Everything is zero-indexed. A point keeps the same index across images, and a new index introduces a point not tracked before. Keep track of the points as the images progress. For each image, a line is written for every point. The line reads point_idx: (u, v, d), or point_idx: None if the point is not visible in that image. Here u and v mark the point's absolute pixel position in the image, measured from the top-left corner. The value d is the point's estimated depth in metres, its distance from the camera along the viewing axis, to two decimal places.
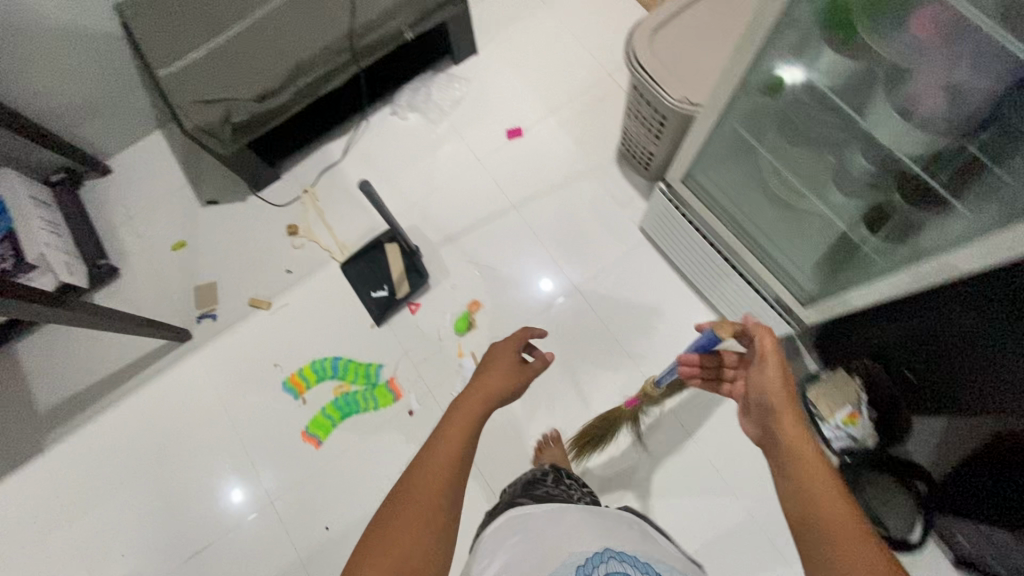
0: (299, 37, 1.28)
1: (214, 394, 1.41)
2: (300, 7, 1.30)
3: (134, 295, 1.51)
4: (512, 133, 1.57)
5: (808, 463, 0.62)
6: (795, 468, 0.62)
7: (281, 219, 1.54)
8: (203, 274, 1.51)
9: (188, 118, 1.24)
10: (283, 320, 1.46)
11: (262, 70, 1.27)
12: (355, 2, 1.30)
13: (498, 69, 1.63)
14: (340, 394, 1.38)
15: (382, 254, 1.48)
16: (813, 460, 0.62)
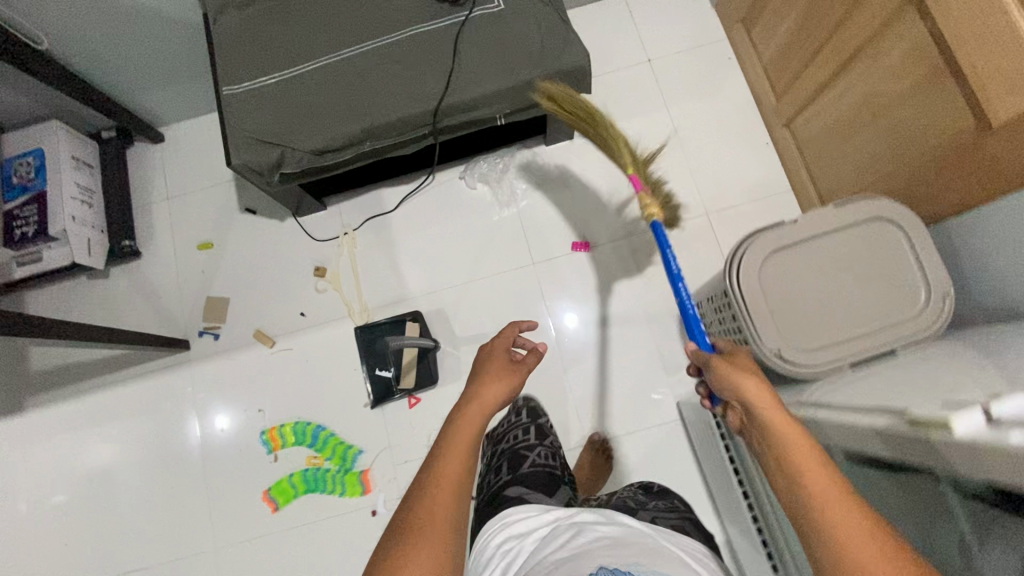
0: (379, 99, 1.14)
1: (193, 416, 1.37)
2: (393, 64, 1.16)
3: (149, 284, 1.46)
4: (578, 245, 1.41)
5: (808, 470, 0.58)
6: (797, 472, 0.58)
7: (313, 255, 1.44)
8: (219, 286, 1.44)
9: (238, 153, 1.14)
10: (281, 364, 1.38)
11: (329, 122, 1.14)
12: (452, 78, 1.14)
13: (589, 165, 1.45)
14: (311, 466, 1.31)
15: (400, 332, 1.37)
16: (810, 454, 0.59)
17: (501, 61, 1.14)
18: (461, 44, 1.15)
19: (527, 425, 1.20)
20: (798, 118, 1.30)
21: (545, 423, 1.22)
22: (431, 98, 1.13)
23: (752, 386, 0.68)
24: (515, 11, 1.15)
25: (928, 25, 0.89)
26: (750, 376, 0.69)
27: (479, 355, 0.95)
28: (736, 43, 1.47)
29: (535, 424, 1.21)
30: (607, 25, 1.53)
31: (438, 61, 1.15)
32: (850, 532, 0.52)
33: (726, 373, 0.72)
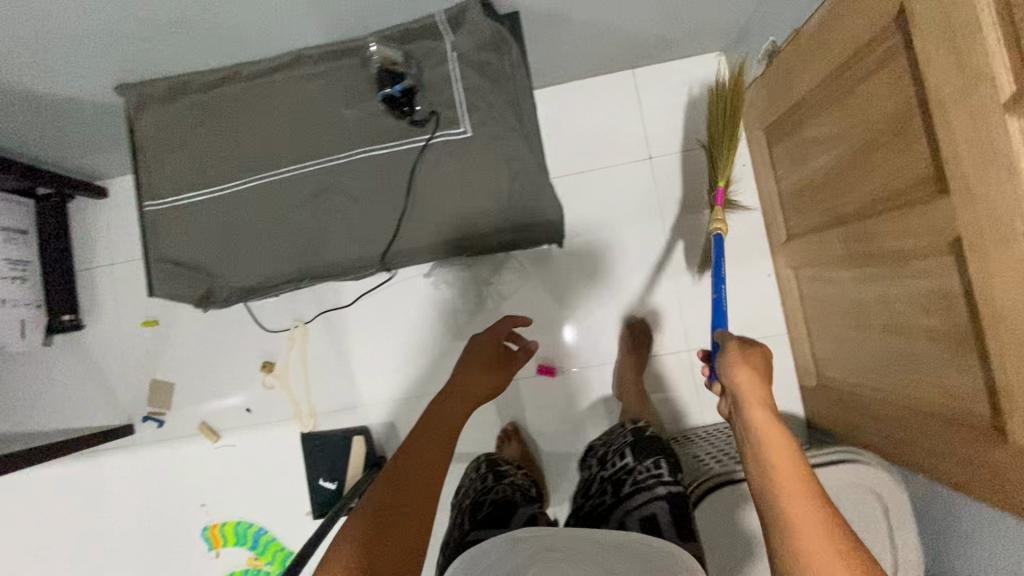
0: (320, 236, 1.00)
1: (133, 503, 1.34)
2: (339, 192, 1.00)
3: (91, 357, 1.38)
4: (544, 368, 1.32)
5: (784, 465, 0.59)
6: (772, 473, 0.59)
7: (262, 346, 1.35)
8: (164, 368, 1.37)
9: (160, 283, 1.01)
10: (225, 459, 1.34)
11: (262, 256, 1.00)
12: (403, 221, 0.98)
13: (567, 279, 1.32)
14: (252, 567, 1.31)
15: (347, 443, 1.30)
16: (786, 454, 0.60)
17: (463, 204, 0.98)
18: (418, 175, 0.99)
19: (486, 472, 1.13)
20: (805, 269, 1.14)
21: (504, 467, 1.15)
22: (380, 240, 0.99)
23: (748, 383, 0.65)
24: (484, 141, 0.97)
25: (961, 281, 0.72)
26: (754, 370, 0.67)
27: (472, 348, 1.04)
28: (755, 150, 1.27)
29: (493, 469, 1.14)
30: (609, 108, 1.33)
31: (389, 195, 0.99)
32: (811, 538, 0.55)
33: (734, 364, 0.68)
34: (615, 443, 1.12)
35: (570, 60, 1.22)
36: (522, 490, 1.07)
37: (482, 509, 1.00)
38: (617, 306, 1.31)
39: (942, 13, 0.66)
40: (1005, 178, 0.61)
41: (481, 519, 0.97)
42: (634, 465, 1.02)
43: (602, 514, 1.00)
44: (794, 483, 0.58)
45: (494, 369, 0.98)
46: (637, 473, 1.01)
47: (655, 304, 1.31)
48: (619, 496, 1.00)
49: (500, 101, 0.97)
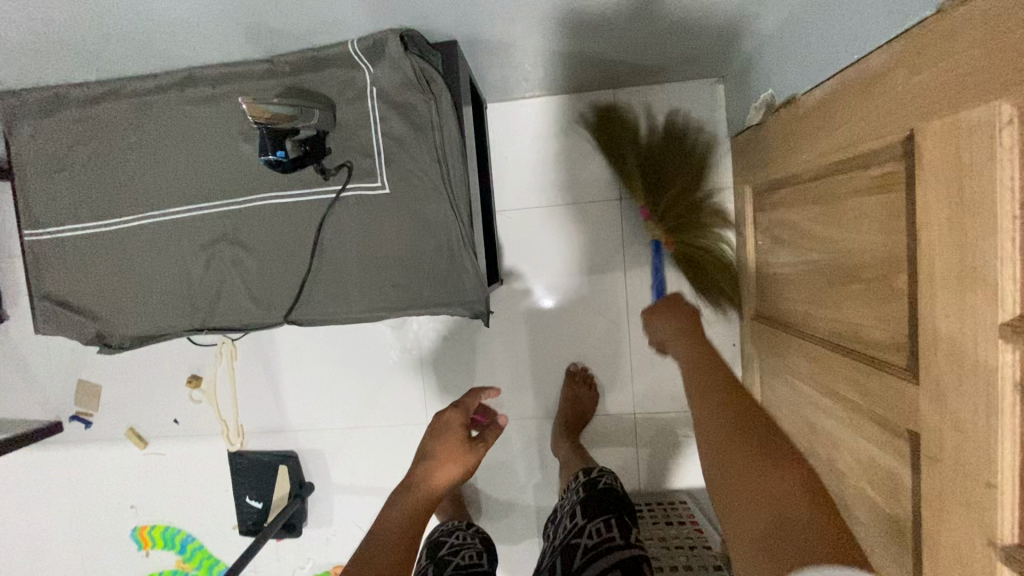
0: (218, 289, 0.88)
1: (69, 495, 1.35)
2: (237, 244, 0.87)
3: (18, 350, 1.33)
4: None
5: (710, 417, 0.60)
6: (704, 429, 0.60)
7: (190, 359, 1.28)
8: (92, 369, 1.32)
9: (44, 323, 0.92)
10: (154, 465, 1.32)
11: (156, 304, 0.90)
12: (308, 285, 0.86)
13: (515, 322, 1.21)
14: (179, 570, 1.33)
15: (273, 466, 1.27)
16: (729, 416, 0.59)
17: (375, 273, 0.85)
18: (325, 234, 0.85)
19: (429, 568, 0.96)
20: (768, 359, 1.01)
21: (449, 548, 1.02)
22: (280, 303, 0.87)
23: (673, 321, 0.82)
24: (404, 203, 0.83)
25: (913, 479, 0.61)
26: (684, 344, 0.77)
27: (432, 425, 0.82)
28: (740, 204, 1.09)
29: (435, 560, 0.98)
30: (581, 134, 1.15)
31: (292, 253, 0.86)
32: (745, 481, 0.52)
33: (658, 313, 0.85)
34: (567, 504, 1.03)
35: (535, 78, 1.04)
36: (469, 571, 0.93)
37: None
38: (566, 357, 1.21)
39: (955, 172, 0.49)
40: (982, 413, 0.48)
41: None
42: (584, 526, 0.92)
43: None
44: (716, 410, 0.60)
45: (461, 450, 0.77)
46: (588, 537, 0.89)
47: (609, 359, 1.20)
48: (569, 565, 0.87)
49: (424, 156, 0.81)
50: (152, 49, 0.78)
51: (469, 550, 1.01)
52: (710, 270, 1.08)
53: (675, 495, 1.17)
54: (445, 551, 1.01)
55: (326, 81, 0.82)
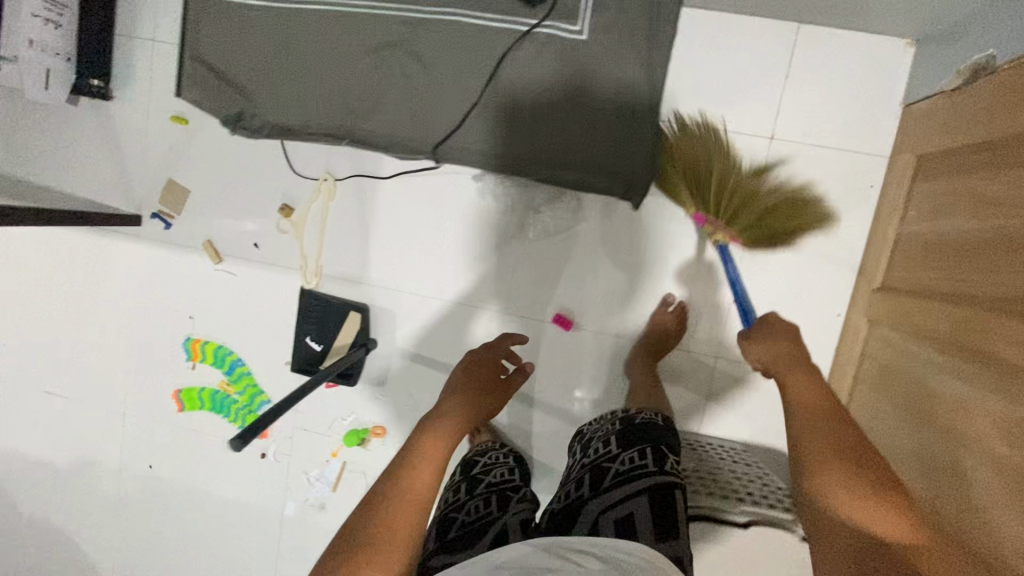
0: (376, 98, 0.85)
1: (132, 291, 1.35)
2: (409, 55, 0.83)
3: (115, 135, 1.30)
4: (560, 320, 1.23)
5: (814, 427, 0.69)
6: (805, 453, 0.67)
7: (287, 188, 1.26)
8: (185, 172, 1.29)
9: (190, 88, 0.89)
10: (221, 284, 1.31)
11: (307, 97, 0.87)
12: (473, 115, 0.83)
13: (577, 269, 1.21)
14: (221, 391, 1.34)
15: (343, 315, 1.26)
16: (820, 428, 0.68)
17: (545, 121, 0.82)
18: (505, 67, 0.81)
19: (460, 486, 1.04)
20: (885, 327, 1.00)
21: (480, 469, 1.07)
22: (440, 128, 0.85)
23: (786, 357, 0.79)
24: (598, 55, 0.79)
25: None
26: (781, 343, 0.81)
27: (468, 358, 1.02)
28: (894, 174, 1.05)
29: (467, 479, 1.06)
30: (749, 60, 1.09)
31: (466, 80, 0.83)
32: (865, 514, 0.60)
33: (753, 338, 0.84)
34: (600, 430, 1.02)
35: None
36: (498, 489, 0.99)
37: (450, 530, 0.90)
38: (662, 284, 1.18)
39: None
40: None
41: (452, 541, 0.87)
42: (617, 454, 0.93)
43: (577, 503, 0.88)
44: (817, 411, 0.70)
45: (495, 388, 0.99)
46: (621, 464, 0.90)
47: (704, 299, 1.17)
48: (599, 485, 0.89)
49: (637, 11, 0.77)
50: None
51: (501, 470, 1.07)
52: (771, 218, 1.05)
53: (733, 444, 1.17)
54: (476, 470, 1.07)
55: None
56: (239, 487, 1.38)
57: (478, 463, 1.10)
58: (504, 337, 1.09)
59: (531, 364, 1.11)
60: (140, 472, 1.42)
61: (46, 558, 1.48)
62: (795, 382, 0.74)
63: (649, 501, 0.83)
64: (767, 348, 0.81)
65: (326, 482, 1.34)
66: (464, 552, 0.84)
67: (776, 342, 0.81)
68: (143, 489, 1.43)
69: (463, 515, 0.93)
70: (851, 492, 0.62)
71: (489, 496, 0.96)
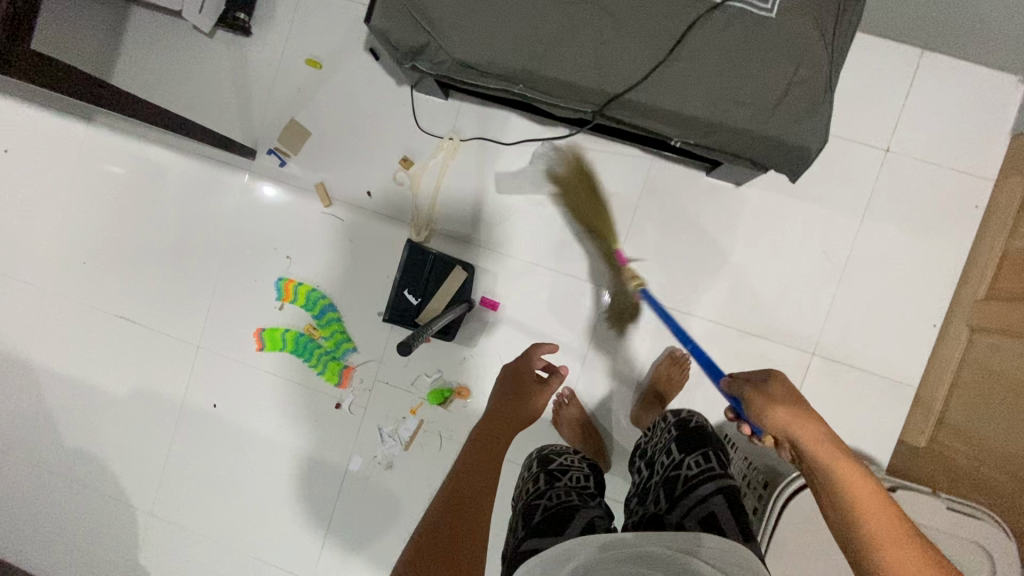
0: (563, 45, 0.90)
1: (231, 223, 1.35)
2: (601, 10, 0.89)
3: (245, 70, 1.34)
4: (487, 302, 1.29)
5: (853, 480, 0.70)
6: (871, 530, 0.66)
7: (408, 142, 1.30)
8: (308, 114, 1.32)
9: (380, 14, 0.93)
10: (325, 226, 1.32)
11: (495, 37, 0.91)
12: (656, 73, 0.88)
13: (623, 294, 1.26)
14: (306, 334, 1.32)
15: (446, 271, 1.27)
16: (874, 496, 0.69)
17: (724, 87, 0.87)
18: (694, 33, 0.87)
19: (538, 475, 0.98)
20: (988, 333, 1.05)
21: (558, 465, 0.99)
22: (621, 81, 0.89)
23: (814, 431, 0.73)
24: (784, 34, 0.85)
25: None
26: (787, 407, 0.74)
27: (508, 368, 1.13)
28: (1000, 196, 1.13)
29: (546, 470, 0.98)
30: (870, 76, 1.18)
31: (655, 40, 0.88)
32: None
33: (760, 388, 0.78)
34: (659, 441, 1.03)
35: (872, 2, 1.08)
36: (579, 489, 0.92)
37: (537, 514, 0.87)
38: (766, 277, 1.21)
39: None
40: None
41: (539, 524, 0.85)
42: (682, 460, 0.94)
43: (655, 509, 0.91)
44: (871, 507, 0.68)
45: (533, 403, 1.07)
46: (688, 468, 0.91)
47: (806, 296, 1.21)
48: (671, 492, 0.91)
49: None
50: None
51: (578, 472, 0.97)
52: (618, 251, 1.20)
53: None
54: (553, 466, 0.99)
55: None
56: (304, 437, 1.35)
57: (555, 458, 1.02)
58: (537, 345, 1.15)
59: (564, 372, 1.20)
60: (202, 410, 1.38)
61: (79, 491, 1.41)
62: (810, 434, 0.73)
63: (724, 498, 0.86)
64: (789, 414, 0.74)
65: (399, 440, 1.31)
66: (554, 539, 0.81)
67: (782, 401, 0.75)
68: (202, 428, 1.38)
69: (547, 501, 0.89)
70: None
71: (572, 488, 0.92)
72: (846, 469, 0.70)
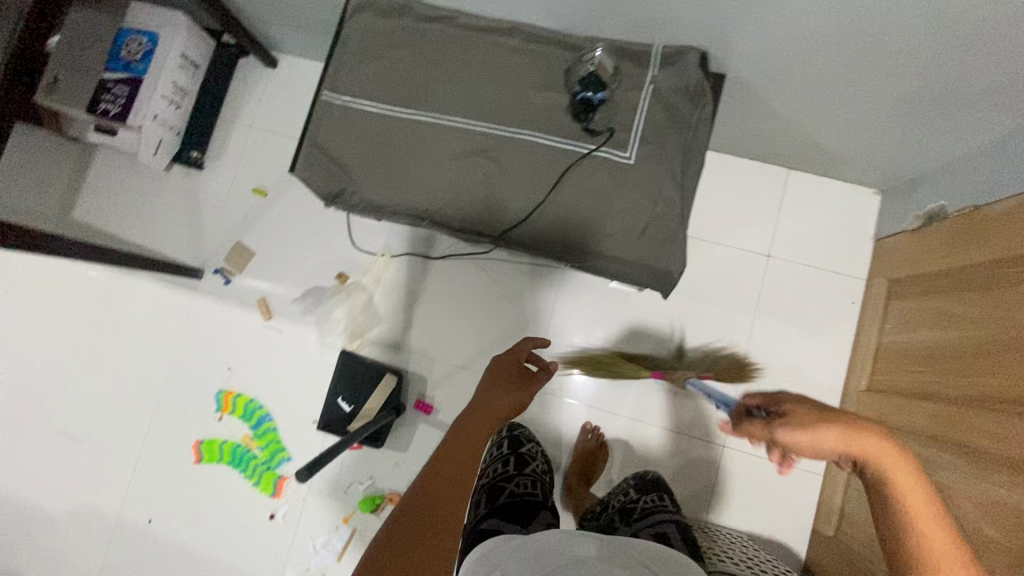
0: (460, 189, 1.05)
1: (177, 339, 1.43)
2: (490, 161, 1.04)
3: (197, 199, 1.48)
4: (421, 405, 1.34)
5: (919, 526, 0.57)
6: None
7: (344, 259, 1.41)
8: (253, 236, 1.45)
9: (302, 165, 1.08)
10: (264, 339, 1.40)
11: (402, 182, 1.06)
12: (540, 211, 1.03)
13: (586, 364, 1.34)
14: (243, 445, 1.37)
15: (377, 379, 1.34)
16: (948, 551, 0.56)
17: (596, 221, 1.01)
18: (568, 177, 1.02)
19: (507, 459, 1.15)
20: None
21: (525, 452, 1.17)
22: (511, 218, 1.04)
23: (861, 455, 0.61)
24: (642, 177, 1.00)
25: None
26: (811, 420, 0.64)
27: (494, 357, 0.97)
28: (872, 294, 1.25)
29: (515, 457, 1.16)
30: (749, 191, 1.34)
31: (536, 185, 1.03)
32: None
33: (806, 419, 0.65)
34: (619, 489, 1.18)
35: (736, 134, 1.26)
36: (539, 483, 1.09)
37: (499, 494, 1.02)
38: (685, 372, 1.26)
39: None
40: None
41: (499, 505, 0.99)
42: (639, 497, 1.11)
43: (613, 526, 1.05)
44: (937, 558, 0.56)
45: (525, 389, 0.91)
46: (644, 502, 1.09)
47: (714, 391, 1.29)
48: (627, 520, 1.06)
49: (674, 146, 1.00)
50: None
51: (541, 466, 1.16)
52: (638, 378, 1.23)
53: (739, 533, 1.22)
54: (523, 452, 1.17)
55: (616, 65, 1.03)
56: (238, 551, 1.35)
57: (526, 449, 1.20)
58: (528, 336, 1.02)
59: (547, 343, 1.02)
60: (138, 526, 1.38)
61: None
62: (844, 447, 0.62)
63: (676, 527, 1.00)
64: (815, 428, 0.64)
65: (332, 549, 1.32)
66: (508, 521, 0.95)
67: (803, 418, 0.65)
68: (135, 545, 1.37)
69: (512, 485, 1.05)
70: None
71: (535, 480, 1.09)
72: (903, 492, 0.59)
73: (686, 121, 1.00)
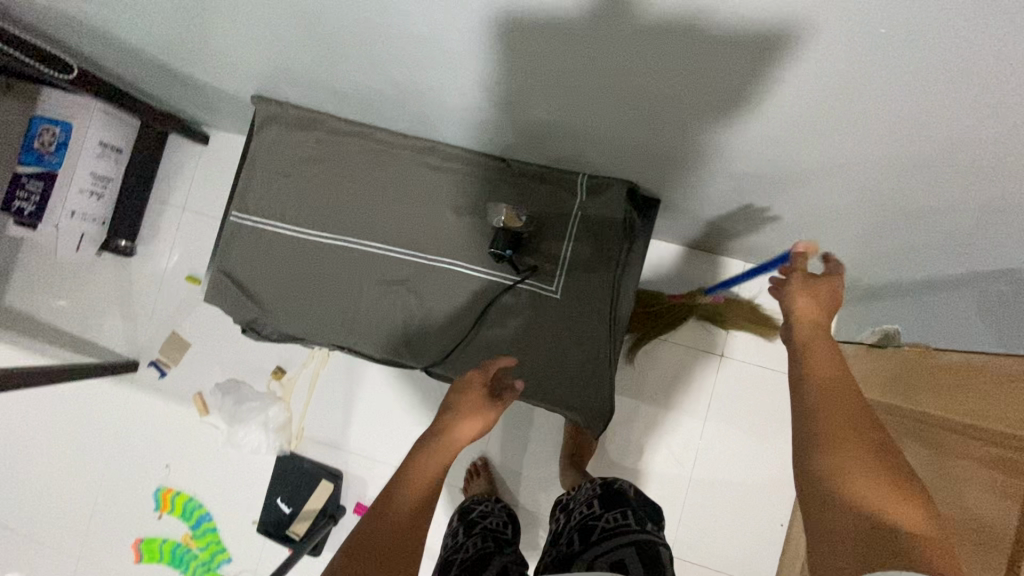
0: (377, 318, 0.98)
1: (113, 434, 1.39)
2: (411, 293, 0.97)
3: (129, 287, 1.41)
4: (361, 507, 1.30)
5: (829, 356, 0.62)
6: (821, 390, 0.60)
7: (282, 351, 1.36)
8: (188, 326, 1.39)
9: (211, 293, 1.01)
10: (202, 435, 1.36)
11: (317, 311, 0.99)
12: (461, 347, 0.96)
13: (535, 458, 1.29)
14: (183, 545, 1.34)
15: (316, 478, 1.30)
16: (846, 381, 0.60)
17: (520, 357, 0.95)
18: (490, 312, 0.95)
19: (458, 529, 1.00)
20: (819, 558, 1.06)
21: (477, 514, 1.05)
22: (432, 354, 0.97)
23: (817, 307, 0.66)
24: (569, 315, 0.93)
25: None
26: (821, 295, 0.66)
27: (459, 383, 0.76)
28: None
29: (465, 524, 1.02)
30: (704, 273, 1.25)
31: (458, 317, 0.96)
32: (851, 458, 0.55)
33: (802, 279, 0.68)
34: (580, 493, 0.93)
35: (686, 231, 1.18)
36: (497, 534, 0.96)
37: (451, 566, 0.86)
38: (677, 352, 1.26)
39: None
40: None
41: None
42: (599, 512, 0.83)
43: (566, 558, 0.79)
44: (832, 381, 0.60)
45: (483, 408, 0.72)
46: (604, 520, 0.81)
47: (662, 495, 1.24)
48: (586, 542, 0.80)
49: (603, 278, 0.92)
50: (413, 120, 0.92)
51: (496, 518, 1.04)
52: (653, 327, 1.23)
53: None
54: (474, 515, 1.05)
55: (541, 191, 0.95)
56: None
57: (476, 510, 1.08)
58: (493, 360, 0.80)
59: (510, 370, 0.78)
60: None
61: None
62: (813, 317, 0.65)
63: (637, 555, 0.74)
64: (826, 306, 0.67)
65: None
66: None
67: (822, 292, 0.67)
68: None
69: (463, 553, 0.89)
70: (862, 470, 0.54)
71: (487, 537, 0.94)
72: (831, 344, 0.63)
73: (616, 252, 0.92)
